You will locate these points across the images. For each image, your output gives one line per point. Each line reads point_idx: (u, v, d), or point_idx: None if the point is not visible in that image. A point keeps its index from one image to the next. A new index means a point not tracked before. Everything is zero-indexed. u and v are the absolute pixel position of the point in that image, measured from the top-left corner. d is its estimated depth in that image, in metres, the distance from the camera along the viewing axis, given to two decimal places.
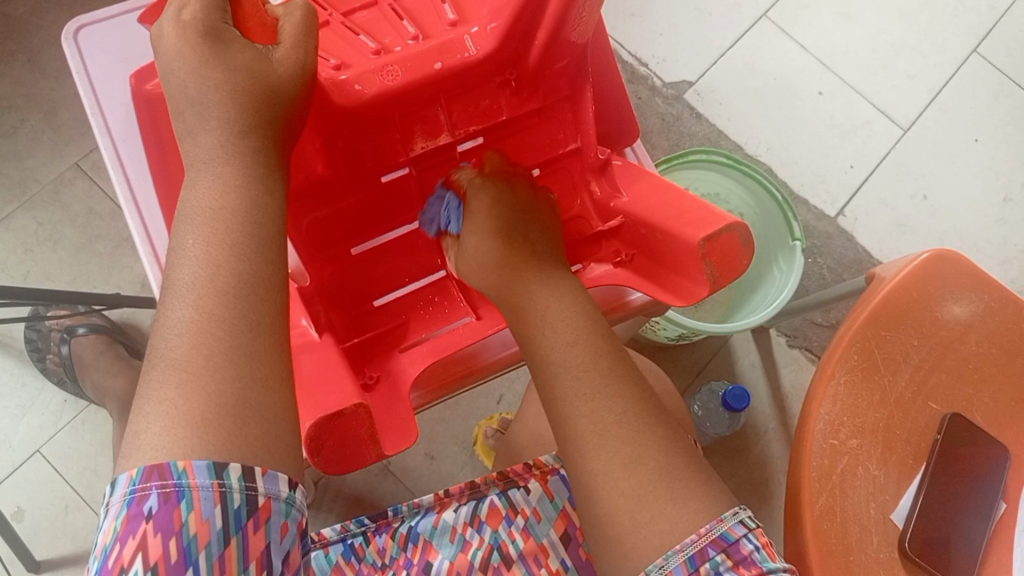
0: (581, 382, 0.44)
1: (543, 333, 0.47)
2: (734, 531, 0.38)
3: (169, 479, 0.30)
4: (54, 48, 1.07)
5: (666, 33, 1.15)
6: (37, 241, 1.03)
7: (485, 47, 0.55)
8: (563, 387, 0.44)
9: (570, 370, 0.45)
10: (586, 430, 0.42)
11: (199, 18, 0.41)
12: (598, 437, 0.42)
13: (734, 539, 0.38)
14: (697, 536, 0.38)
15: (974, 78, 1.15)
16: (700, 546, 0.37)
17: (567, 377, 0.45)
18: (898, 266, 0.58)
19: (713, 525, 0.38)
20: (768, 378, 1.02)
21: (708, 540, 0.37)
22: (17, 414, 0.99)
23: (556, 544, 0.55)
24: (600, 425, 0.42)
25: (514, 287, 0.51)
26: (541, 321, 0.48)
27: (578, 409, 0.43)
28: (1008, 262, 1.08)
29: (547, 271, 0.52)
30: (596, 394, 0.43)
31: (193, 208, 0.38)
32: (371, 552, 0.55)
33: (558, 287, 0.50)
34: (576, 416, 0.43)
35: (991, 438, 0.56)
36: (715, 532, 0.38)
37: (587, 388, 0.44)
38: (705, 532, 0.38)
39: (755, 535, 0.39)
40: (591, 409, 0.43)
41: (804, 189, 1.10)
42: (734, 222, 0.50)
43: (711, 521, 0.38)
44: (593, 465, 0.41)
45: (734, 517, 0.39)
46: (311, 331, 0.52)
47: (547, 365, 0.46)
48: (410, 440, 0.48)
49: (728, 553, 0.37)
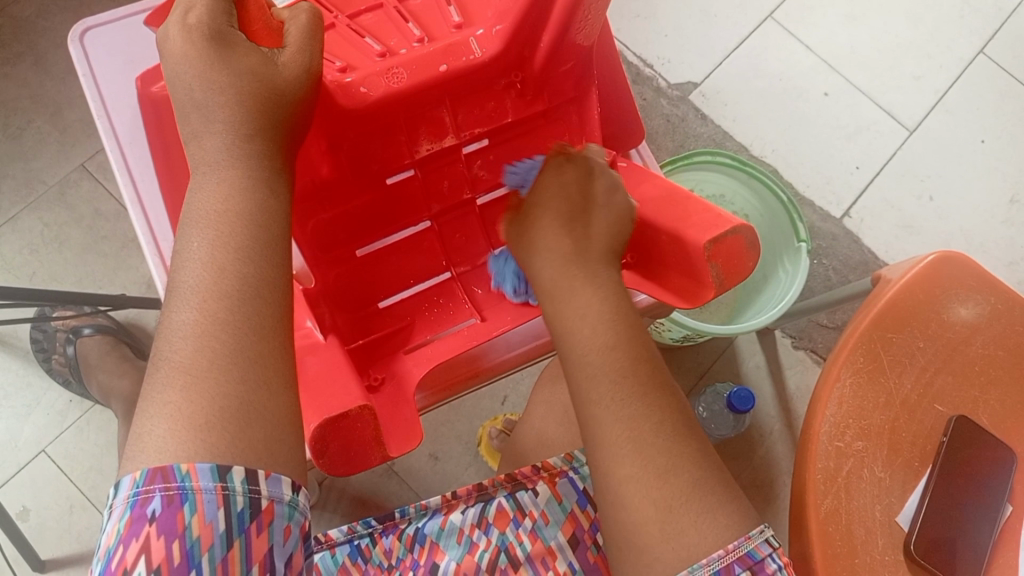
0: (619, 388, 0.44)
1: (582, 330, 0.47)
2: (761, 550, 0.39)
3: (173, 481, 0.30)
4: (61, 50, 1.08)
5: (671, 34, 1.14)
6: (43, 242, 1.04)
7: (490, 49, 0.54)
8: (598, 391, 0.44)
9: (607, 374, 0.44)
10: (620, 439, 0.42)
11: (205, 21, 0.41)
12: (633, 445, 0.41)
13: (759, 558, 0.39)
14: (725, 551, 0.38)
15: (981, 79, 1.15)
16: (727, 563, 0.38)
17: (603, 381, 0.44)
18: (905, 267, 0.58)
19: (741, 542, 0.39)
20: (774, 379, 1.02)
21: (735, 556, 0.38)
22: (22, 413, 0.99)
23: (564, 548, 0.55)
24: (635, 434, 0.42)
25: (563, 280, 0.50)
26: (580, 317, 0.48)
27: (613, 417, 0.43)
28: (1015, 264, 1.08)
29: (589, 262, 0.51)
30: (632, 402, 0.43)
31: (201, 210, 0.38)
32: (378, 553, 0.54)
33: (599, 284, 0.49)
34: (609, 422, 0.43)
35: (998, 440, 0.56)
36: (743, 550, 0.38)
37: (623, 395, 0.43)
38: (732, 548, 0.38)
39: (779, 554, 0.40)
40: (626, 417, 0.42)
41: (810, 190, 1.10)
42: (740, 225, 0.50)
43: (739, 537, 0.39)
44: (624, 472, 0.41)
45: (761, 536, 0.40)
46: (316, 332, 0.52)
47: (584, 365, 0.45)
48: (415, 441, 0.48)
49: (752, 571, 0.38)
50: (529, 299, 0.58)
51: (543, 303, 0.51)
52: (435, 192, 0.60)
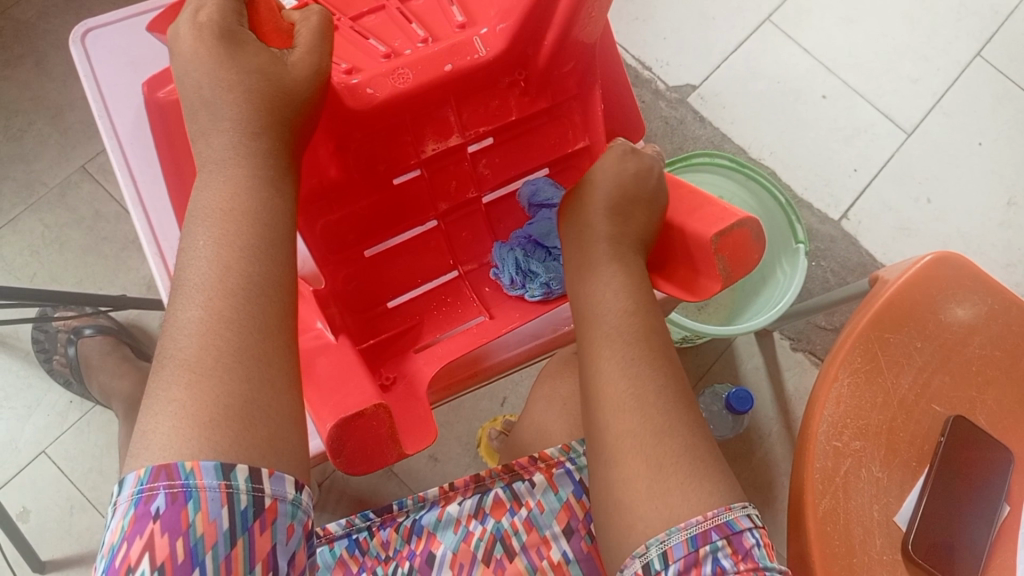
0: (631, 347, 0.47)
1: (603, 297, 0.50)
2: (740, 522, 0.40)
3: (177, 479, 0.31)
4: (62, 52, 1.08)
5: (670, 37, 1.15)
6: (43, 243, 1.04)
7: (495, 48, 0.55)
8: (611, 347, 0.47)
9: (619, 334, 0.47)
10: (625, 390, 0.44)
11: (215, 19, 0.42)
12: (635, 401, 0.44)
13: (738, 529, 0.39)
14: (703, 518, 0.39)
15: (977, 82, 1.15)
16: (704, 529, 0.39)
17: (615, 340, 0.47)
18: (903, 268, 0.59)
19: (720, 511, 0.39)
20: (772, 380, 1.02)
21: (713, 524, 0.39)
22: (22, 415, 0.99)
23: (558, 537, 0.55)
24: (639, 390, 0.44)
25: (589, 254, 0.54)
26: (602, 285, 0.51)
27: (622, 371, 0.45)
28: (1011, 267, 1.08)
29: (623, 241, 0.54)
30: (641, 361, 0.46)
31: (207, 208, 0.38)
32: (375, 545, 0.55)
33: (625, 262, 0.53)
34: (614, 377, 0.45)
35: (995, 440, 0.56)
36: (721, 518, 0.39)
37: (632, 355, 0.46)
38: (711, 516, 0.39)
39: (758, 531, 0.40)
40: (632, 374, 0.45)
41: (808, 193, 1.10)
42: (746, 218, 0.51)
43: (719, 507, 0.40)
44: (624, 424, 0.43)
45: (742, 510, 0.40)
46: (326, 333, 0.51)
47: (601, 324, 0.49)
48: (430, 438, 0.49)
49: (729, 540, 0.39)
50: (523, 292, 0.60)
51: (569, 274, 0.55)
52: (441, 195, 0.60)
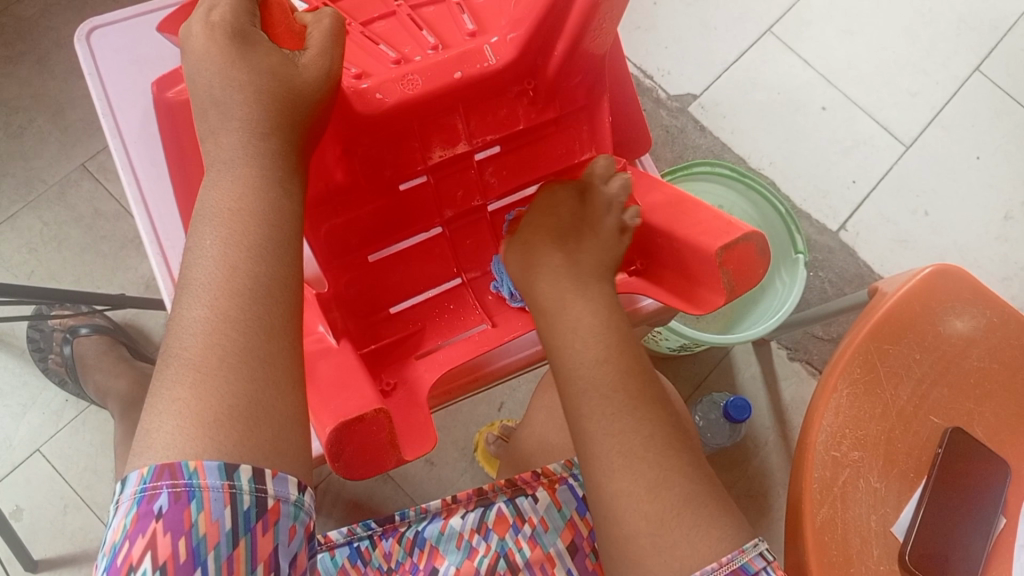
0: (609, 401, 0.45)
1: (574, 343, 0.49)
2: (755, 563, 0.39)
3: (181, 478, 0.30)
4: (65, 50, 1.08)
5: (671, 46, 1.16)
6: (41, 241, 1.03)
7: (505, 57, 0.55)
8: (587, 404, 0.46)
9: (596, 389, 0.46)
10: (611, 450, 0.44)
11: (228, 20, 0.42)
12: (624, 458, 0.43)
13: (753, 571, 0.39)
14: (718, 564, 0.39)
15: (976, 96, 1.16)
16: None
17: (593, 395, 0.46)
18: (901, 280, 0.59)
19: (735, 555, 0.39)
20: (769, 389, 1.03)
21: (728, 569, 0.39)
22: (17, 412, 0.99)
23: (562, 554, 0.55)
24: (626, 447, 0.43)
25: (554, 299, 0.53)
26: (574, 330, 0.50)
27: (603, 430, 0.44)
28: (1008, 279, 1.09)
29: (589, 280, 0.54)
30: (623, 415, 0.45)
31: (214, 208, 0.38)
32: (377, 556, 0.54)
33: (597, 298, 0.52)
34: (601, 435, 0.44)
35: (992, 453, 0.56)
36: (736, 563, 0.39)
37: (612, 410, 0.45)
38: (726, 562, 0.39)
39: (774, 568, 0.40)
40: (617, 430, 0.44)
41: (806, 203, 1.11)
42: (751, 232, 0.51)
43: (733, 551, 0.40)
44: (618, 485, 0.42)
45: (755, 550, 0.40)
46: (328, 337, 0.52)
47: (576, 379, 0.47)
48: (427, 446, 0.49)
49: None
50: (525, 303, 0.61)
51: (539, 321, 0.53)
52: (447, 199, 0.60)
